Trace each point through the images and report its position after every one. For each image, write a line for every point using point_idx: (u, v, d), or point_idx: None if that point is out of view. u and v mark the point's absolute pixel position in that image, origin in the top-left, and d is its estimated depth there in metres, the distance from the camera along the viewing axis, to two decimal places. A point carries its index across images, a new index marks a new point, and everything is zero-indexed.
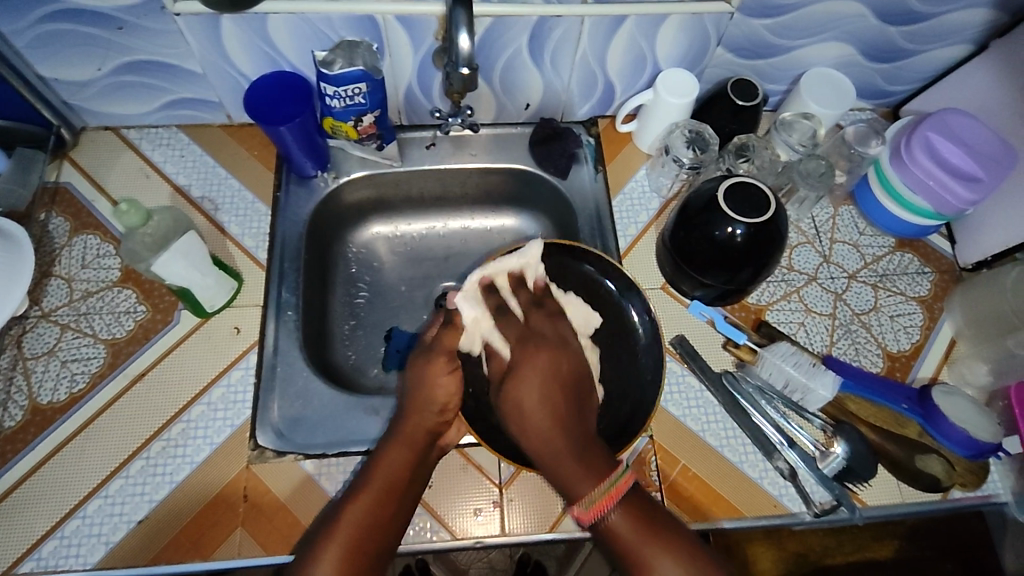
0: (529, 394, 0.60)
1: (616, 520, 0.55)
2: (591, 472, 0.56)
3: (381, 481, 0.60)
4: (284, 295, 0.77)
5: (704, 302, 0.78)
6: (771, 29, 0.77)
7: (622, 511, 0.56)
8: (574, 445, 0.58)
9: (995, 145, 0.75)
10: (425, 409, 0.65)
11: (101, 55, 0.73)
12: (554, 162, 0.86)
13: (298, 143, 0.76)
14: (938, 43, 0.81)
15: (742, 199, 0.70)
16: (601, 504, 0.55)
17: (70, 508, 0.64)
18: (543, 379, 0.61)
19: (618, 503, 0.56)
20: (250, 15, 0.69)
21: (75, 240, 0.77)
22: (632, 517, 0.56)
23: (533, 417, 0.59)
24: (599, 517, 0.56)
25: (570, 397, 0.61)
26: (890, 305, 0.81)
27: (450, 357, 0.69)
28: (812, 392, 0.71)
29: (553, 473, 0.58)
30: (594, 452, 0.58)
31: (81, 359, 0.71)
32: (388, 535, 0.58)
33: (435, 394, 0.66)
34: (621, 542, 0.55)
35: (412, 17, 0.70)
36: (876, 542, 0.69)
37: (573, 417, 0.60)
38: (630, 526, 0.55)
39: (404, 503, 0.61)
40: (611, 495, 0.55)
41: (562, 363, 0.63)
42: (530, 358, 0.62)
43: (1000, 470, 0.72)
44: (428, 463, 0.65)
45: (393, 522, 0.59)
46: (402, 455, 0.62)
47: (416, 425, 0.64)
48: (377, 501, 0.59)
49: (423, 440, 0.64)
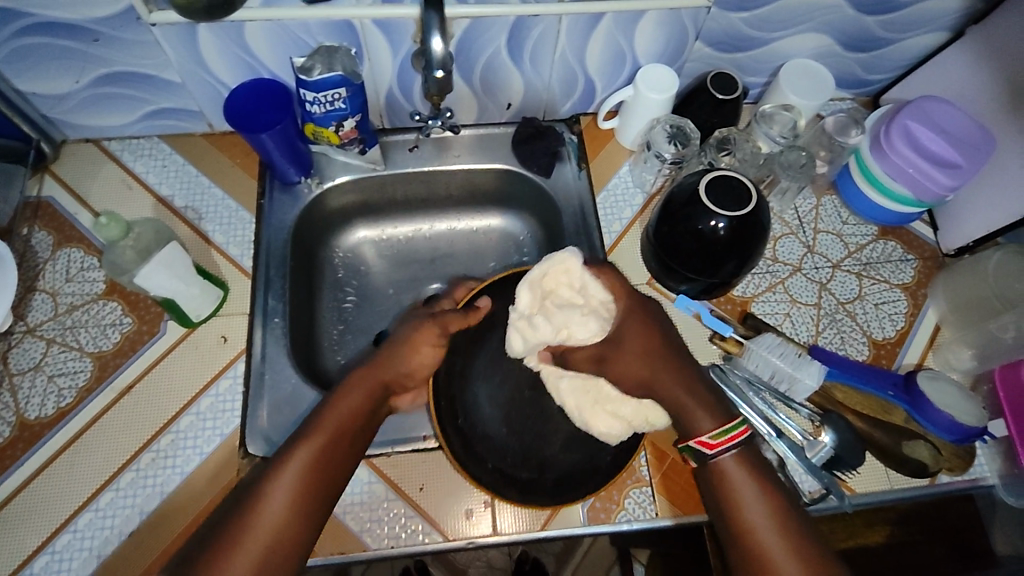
0: (632, 363, 0.66)
1: (730, 462, 0.59)
2: (715, 414, 0.62)
3: (334, 420, 0.58)
4: (270, 302, 0.76)
5: (689, 295, 0.79)
6: (748, 22, 0.78)
7: (737, 455, 0.60)
8: (697, 388, 0.63)
9: (973, 131, 0.76)
10: (395, 359, 0.63)
11: (78, 68, 0.73)
12: (537, 161, 0.87)
13: (279, 150, 0.76)
14: (914, 31, 0.82)
15: (723, 192, 0.70)
16: (723, 441, 0.59)
17: (61, 522, 0.64)
18: (648, 346, 0.66)
19: (738, 446, 0.60)
20: (225, 23, 0.69)
21: (58, 254, 0.77)
22: (747, 463, 0.59)
23: (655, 375, 0.65)
24: (720, 451, 0.59)
25: (678, 358, 0.65)
26: (874, 293, 0.81)
27: (440, 331, 0.66)
28: (799, 382, 0.71)
29: (673, 411, 0.64)
30: (721, 403, 0.63)
31: (68, 374, 0.71)
32: (336, 479, 0.56)
33: (409, 360, 0.64)
34: (728, 480, 0.59)
35: (388, 19, 0.70)
36: (868, 528, 0.70)
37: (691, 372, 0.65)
38: (741, 472, 0.59)
39: (356, 448, 0.59)
40: (734, 435, 0.60)
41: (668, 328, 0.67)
42: (632, 326, 0.66)
43: (986, 455, 0.73)
44: (379, 414, 0.62)
45: (342, 468, 0.57)
46: (355, 401, 0.60)
47: (374, 378, 0.62)
48: (329, 443, 0.57)
49: (383, 389, 0.62)
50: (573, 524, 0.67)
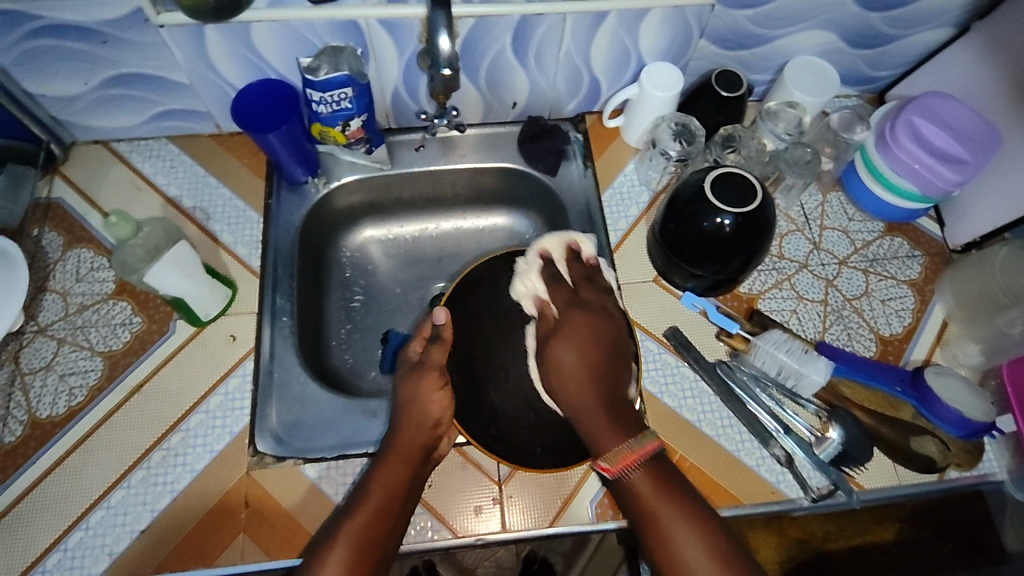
0: (568, 358, 0.64)
1: (639, 478, 0.58)
2: (622, 429, 0.60)
3: (376, 499, 0.60)
4: (279, 301, 0.77)
5: (696, 293, 0.79)
6: (752, 19, 0.78)
7: (644, 471, 0.58)
8: (611, 410, 0.61)
9: (979, 128, 0.75)
10: (417, 427, 0.65)
11: (88, 70, 0.73)
12: (543, 159, 0.87)
13: (286, 151, 0.76)
14: (919, 27, 0.82)
15: (728, 189, 0.70)
16: (626, 458, 0.58)
17: (72, 521, 0.64)
18: (585, 342, 0.65)
19: (642, 462, 0.58)
20: (233, 24, 0.69)
21: (68, 254, 0.78)
22: (656, 477, 0.58)
23: (574, 376, 0.63)
24: (620, 472, 0.58)
25: (609, 362, 0.65)
26: (881, 289, 0.81)
27: (439, 374, 0.69)
28: (806, 378, 0.71)
29: (585, 427, 0.62)
30: (628, 417, 0.62)
31: (78, 373, 0.71)
32: (385, 550, 0.58)
33: (428, 410, 0.66)
34: (642, 497, 0.57)
35: (394, 20, 0.71)
36: (876, 524, 0.70)
37: (611, 384, 0.64)
38: (650, 486, 0.58)
39: (404, 515, 0.61)
40: (637, 452, 0.58)
41: (602, 335, 0.67)
42: (576, 322, 0.67)
43: (995, 449, 0.72)
44: (425, 477, 0.64)
45: (391, 536, 0.59)
46: (398, 472, 0.62)
47: (408, 440, 0.64)
48: (373, 517, 0.59)
49: (420, 454, 0.64)
50: (581, 521, 0.67)
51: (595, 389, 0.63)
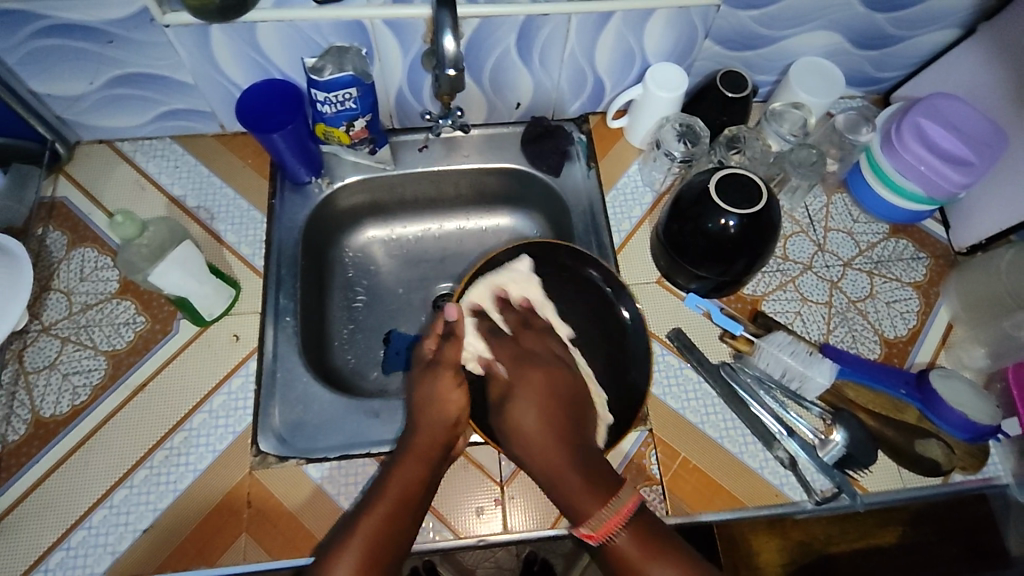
0: (526, 419, 0.62)
1: (625, 542, 0.55)
2: (600, 491, 0.57)
3: (391, 500, 0.60)
4: (282, 301, 0.77)
5: (700, 294, 0.79)
6: (758, 20, 0.78)
7: (629, 532, 0.56)
8: (586, 469, 0.58)
9: (985, 130, 0.75)
10: (435, 427, 0.64)
11: (93, 70, 0.74)
12: (546, 159, 0.86)
13: (291, 151, 0.76)
14: (925, 28, 0.82)
15: (735, 190, 0.70)
16: (610, 521, 0.56)
17: (75, 519, 0.65)
18: (545, 402, 0.63)
19: (625, 523, 0.56)
20: (238, 24, 0.69)
21: (72, 253, 0.78)
22: (641, 539, 0.56)
23: (539, 436, 0.61)
24: (606, 537, 0.56)
25: (572, 419, 0.63)
26: (886, 291, 0.81)
27: (455, 371, 0.68)
28: (810, 380, 0.71)
29: (556, 491, 0.59)
30: (604, 474, 0.59)
31: (82, 372, 0.71)
32: (398, 550, 0.58)
33: (446, 411, 0.65)
34: (628, 562, 0.55)
35: (399, 20, 0.71)
36: (879, 528, 0.69)
37: (579, 442, 0.61)
38: (637, 550, 0.55)
39: (419, 516, 0.60)
40: (619, 514, 0.56)
41: (558, 390, 0.64)
42: (528, 380, 0.65)
43: (1000, 453, 0.72)
44: (440, 478, 0.64)
45: (405, 536, 0.59)
46: (414, 472, 0.62)
47: (426, 440, 0.64)
48: (388, 517, 0.59)
49: (436, 455, 0.63)
50: None
51: (566, 449, 0.60)
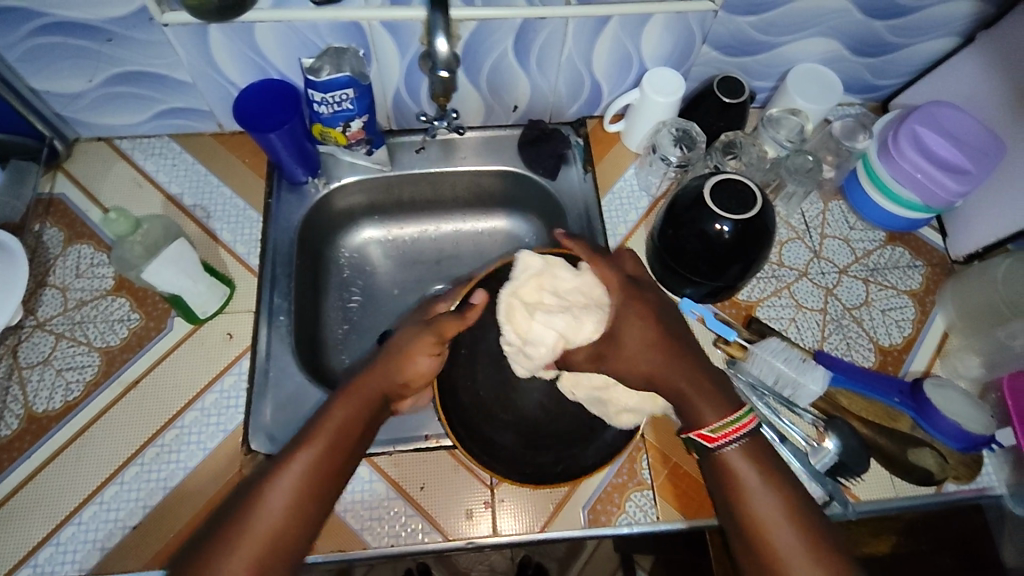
0: (643, 349, 0.63)
1: (736, 452, 0.58)
2: (720, 402, 0.60)
3: (331, 428, 0.57)
4: (276, 300, 0.77)
5: (694, 299, 0.78)
6: (755, 26, 0.78)
7: (744, 446, 0.58)
8: (702, 380, 0.61)
9: (982, 138, 0.75)
10: (388, 372, 0.62)
11: (92, 67, 0.74)
12: (542, 163, 0.86)
13: (288, 150, 0.77)
14: (924, 37, 0.81)
15: (727, 196, 0.70)
16: (727, 432, 0.58)
17: (65, 516, 0.65)
18: (656, 317, 0.64)
19: (745, 434, 0.59)
20: (236, 24, 0.70)
21: (69, 250, 0.78)
22: (754, 453, 0.58)
23: (647, 349, 0.63)
24: (722, 444, 0.58)
25: (683, 336, 0.64)
26: (881, 299, 0.80)
27: (439, 340, 0.65)
28: (802, 387, 0.71)
29: (674, 398, 0.62)
30: (721, 389, 0.62)
31: (75, 368, 0.72)
32: (331, 491, 0.55)
33: (403, 370, 0.63)
34: (734, 473, 0.57)
35: (396, 21, 0.71)
36: (873, 538, 0.69)
37: (694, 358, 0.63)
38: (750, 464, 0.57)
39: (353, 456, 0.58)
40: (739, 424, 0.58)
41: (665, 308, 0.66)
42: (633, 314, 0.65)
43: (994, 463, 0.71)
44: (376, 424, 0.61)
45: (341, 472, 0.57)
46: (350, 409, 0.59)
47: (370, 384, 0.61)
48: (328, 450, 0.56)
49: (377, 398, 0.61)
50: (574, 526, 0.67)
51: (683, 364, 0.62)
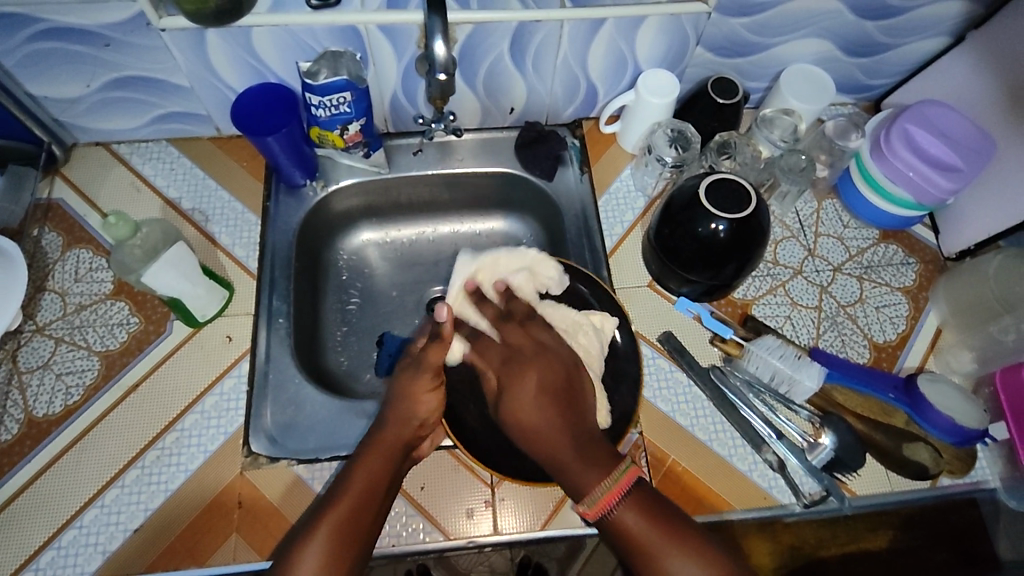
0: (529, 406, 0.60)
1: (622, 513, 0.55)
2: (599, 466, 0.56)
3: (360, 485, 0.60)
4: (275, 303, 0.78)
5: (690, 298, 0.79)
6: (749, 27, 0.79)
7: (628, 504, 0.55)
8: (583, 447, 0.57)
9: (973, 136, 0.76)
10: (404, 421, 0.65)
11: (90, 72, 0.74)
12: (539, 164, 0.87)
13: (285, 153, 0.77)
14: (915, 36, 0.82)
15: (723, 195, 0.71)
16: (607, 497, 0.54)
17: (66, 519, 0.65)
18: (538, 381, 0.61)
19: (625, 496, 0.55)
20: (234, 28, 0.70)
21: (68, 254, 0.78)
22: (643, 507, 0.55)
23: (534, 421, 0.60)
24: (603, 514, 0.55)
25: (570, 400, 0.61)
26: (875, 296, 0.81)
27: (434, 373, 0.68)
28: (799, 384, 0.71)
29: (558, 473, 0.58)
30: (599, 451, 0.58)
31: (75, 372, 0.72)
32: (365, 542, 0.58)
33: (417, 410, 0.66)
34: (627, 533, 0.54)
35: (393, 25, 0.71)
36: (871, 532, 0.70)
37: (579, 419, 0.60)
38: (637, 519, 0.54)
39: (382, 509, 0.60)
40: (616, 489, 0.55)
41: (551, 366, 0.63)
42: (519, 375, 0.62)
43: (987, 457, 0.72)
44: (403, 473, 0.64)
45: (370, 530, 0.59)
46: (378, 462, 0.62)
47: (391, 436, 0.64)
48: (355, 507, 0.58)
49: (400, 449, 0.64)
50: (574, 525, 0.68)
51: (563, 433, 0.58)
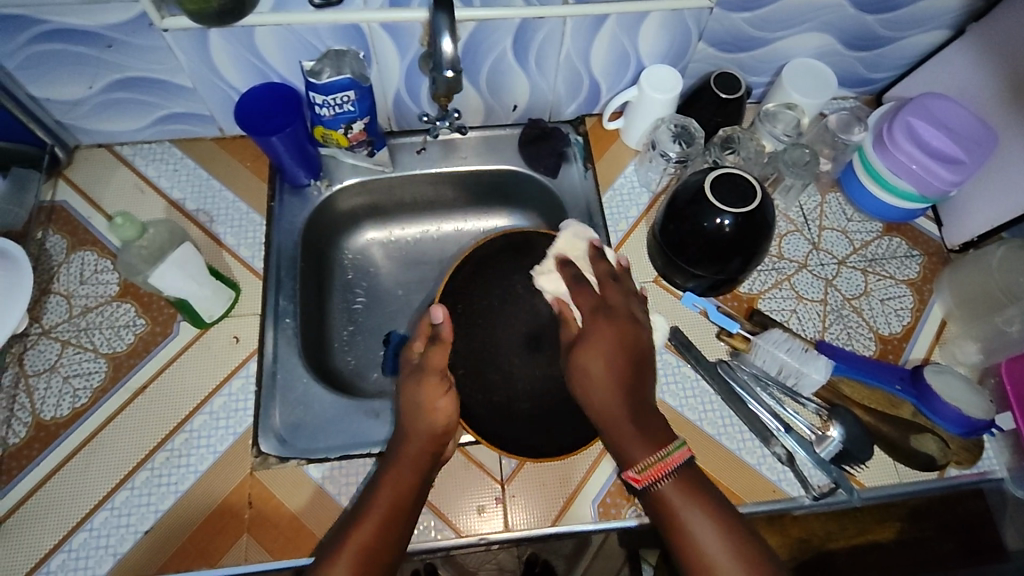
0: (599, 361, 0.62)
1: (668, 488, 0.55)
2: (652, 440, 0.57)
3: (389, 498, 0.60)
4: (281, 303, 0.77)
5: (696, 293, 0.79)
6: (751, 22, 0.79)
7: (675, 480, 0.56)
8: (643, 419, 0.59)
9: (975, 129, 0.76)
10: (424, 435, 0.64)
11: (92, 73, 0.74)
12: (544, 162, 0.88)
13: (289, 153, 0.77)
14: (916, 30, 0.83)
15: (728, 190, 0.71)
16: (656, 469, 0.56)
17: (76, 522, 0.65)
18: (612, 347, 0.62)
19: (674, 471, 0.56)
20: (236, 28, 0.70)
21: (72, 256, 0.78)
22: (686, 485, 0.56)
23: (600, 384, 0.60)
24: (650, 483, 0.56)
25: (640, 372, 0.62)
26: (880, 289, 0.82)
27: (442, 377, 0.67)
28: (806, 376, 0.72)
29: (611, 437, 0.59)
30: (655, 425, 0.59)
31: (82, 375, 0.72)
32: (393, 553, 0.57)
33: (433, 422, 0.64)
34: (669, 507, 0.55)
35: (396, 23, 0.71)
36: (877, 524, 0.70)
37: (643, 395, 0.60)
38: (679, 493, 0.55)
39: (410, 522, 0.60)
40: (666, 463, 0.56)
41: (628, 337, 0.63)
42: (602, 329, 0.64)
43: (994, 447, 0.73)
44: (431, 482, 0.64)
45: (399, 541, 0.58)
46: (408, 476, 0.62)
47: (414, 450, 0.63)
48: (387, 517, 0.58)
49: (428, 461, 0.63)
50: (582, 521, 0.68)
51: (625, 399, 0.59)
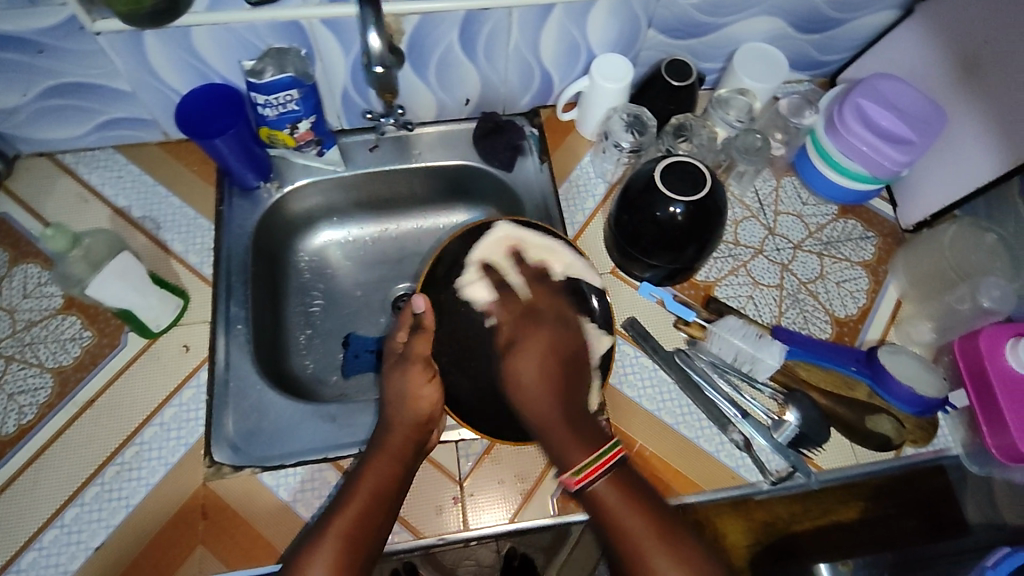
0: (533, 362, 0.61)
1: (603, 488, 0.56)
2: (588, 441, 0.57)
3: (366, 490, 0.59)
4: (233, 310, 0.76)
5: (653, 283, 0.79)
6: (698, 8, 0.78)
7: (609, 479, 0.56)
8: (577, 421, 0.59)
9: (924, 108, 0.77)
10: (410, 420, 0.64)
11: (26, 81, 0.72)
12: (498, 156, 0.86)
13: (235, 155, 0.75)
14: (865, 11, 0.83)
15: (679, 178, 0.70)
16: (590, 472, 0.56)
17: (26, 541, 0.63)
18: (546, 349, 0.62)
19: (609, 470, 0.56)
20: (172, 29, 0.68)
21: (14, 270, 0.76)
22: (620, 485, 0.56)
23: (535, 388, 0.60)
24: (585, 483, 0.56)
25: (571, 374, 0.62)
26: (836, 272, 0.82)
27: (427, 366, 0.66)
28: (761, 362, 0.72)
29: (546, 437, 0.59)
30: (591, 428, 0.59)
31: (28, 391, 0.70)
32: (373, 543, 0.57)
33: (417, 411, 0.64)
34: (607, 508, 0.55)
35: (337, 19, 0.70)
36: (841, 504, 0.70)
37: (576, 396, 0.61)
38: (615, 495, 0.56)
39: (391, 513, 0.60)
40: (601, 463, 0.56)
41: (563, 342, 0.63)
42: (535, 333, 0.63)
43: (949, 424, 0.73)
44: (413, 472, 0.63)
45: (377, 535, 0.58)
46: (387, 466, 0.61)
47: (398, 438, 0.63)
48: (364, 512, 0.57)
49: (411, 449, 0.63)
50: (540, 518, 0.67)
51: (559, 401, 0.59)
